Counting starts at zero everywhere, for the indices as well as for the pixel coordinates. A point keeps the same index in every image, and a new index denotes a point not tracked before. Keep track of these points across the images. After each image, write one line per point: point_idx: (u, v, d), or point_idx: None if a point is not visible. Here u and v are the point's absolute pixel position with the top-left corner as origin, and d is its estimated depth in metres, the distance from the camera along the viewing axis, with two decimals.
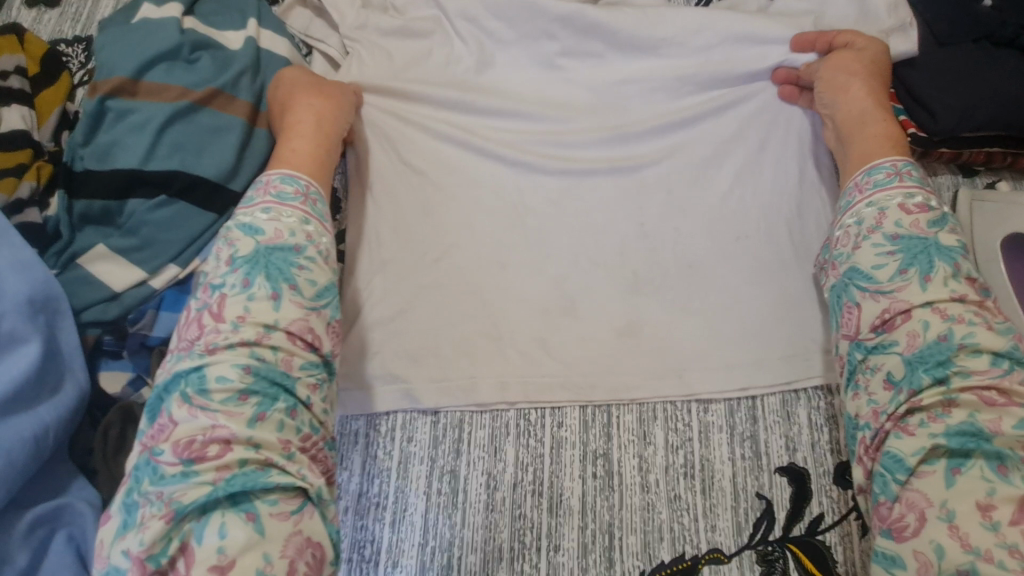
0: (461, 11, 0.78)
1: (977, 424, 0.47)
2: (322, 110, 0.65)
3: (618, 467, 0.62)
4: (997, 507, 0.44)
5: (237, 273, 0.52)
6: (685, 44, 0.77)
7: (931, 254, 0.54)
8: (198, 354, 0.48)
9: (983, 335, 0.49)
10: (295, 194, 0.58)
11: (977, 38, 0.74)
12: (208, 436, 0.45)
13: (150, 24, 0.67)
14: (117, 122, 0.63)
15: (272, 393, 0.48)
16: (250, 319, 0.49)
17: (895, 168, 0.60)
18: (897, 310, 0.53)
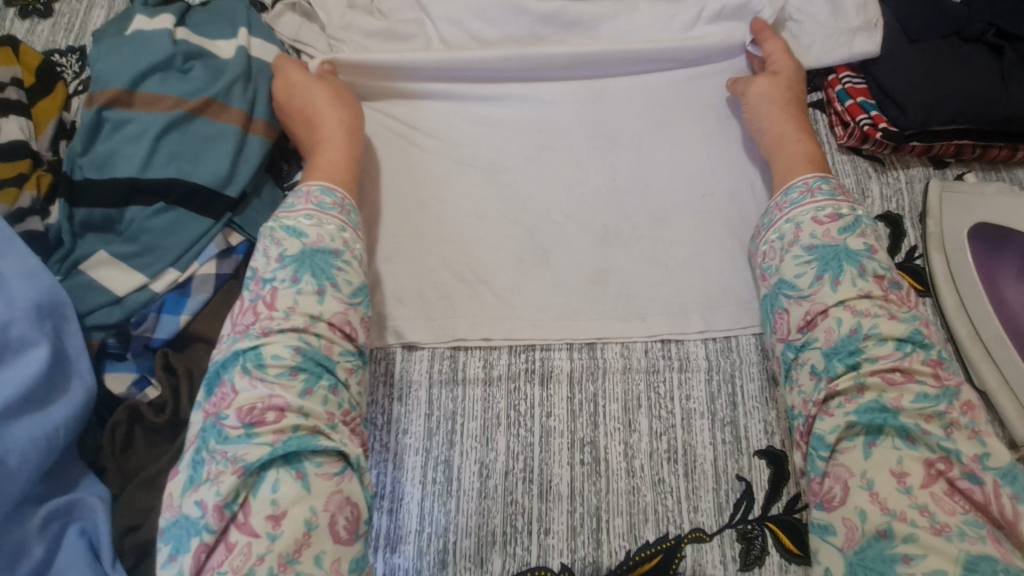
0: (444, 15, 0.80)
1: (881, 401, 0.51)
2: (342, 122, 0.68)
3: (605, 453, 0.65)
4: (909, 473, 0.48)
5: (286, 270, 0.54)
6: (653, 37, 0.80)
7: (841, 259, 0.57)
8: (254, 336, 0.51)
9: (885, 325, 0.53)
10: (333, 204, 0.60)
11: (948, 33, 0.77)
12: (268, 403, 0.48)
13: (144, 35, 0.69)
14: (114, 132, 0.65)
15: (316, 371, 0.51)
16: (298, 310, 0.52)
17: (806, 185, 0.63)
18: (817, 312, 0.56)
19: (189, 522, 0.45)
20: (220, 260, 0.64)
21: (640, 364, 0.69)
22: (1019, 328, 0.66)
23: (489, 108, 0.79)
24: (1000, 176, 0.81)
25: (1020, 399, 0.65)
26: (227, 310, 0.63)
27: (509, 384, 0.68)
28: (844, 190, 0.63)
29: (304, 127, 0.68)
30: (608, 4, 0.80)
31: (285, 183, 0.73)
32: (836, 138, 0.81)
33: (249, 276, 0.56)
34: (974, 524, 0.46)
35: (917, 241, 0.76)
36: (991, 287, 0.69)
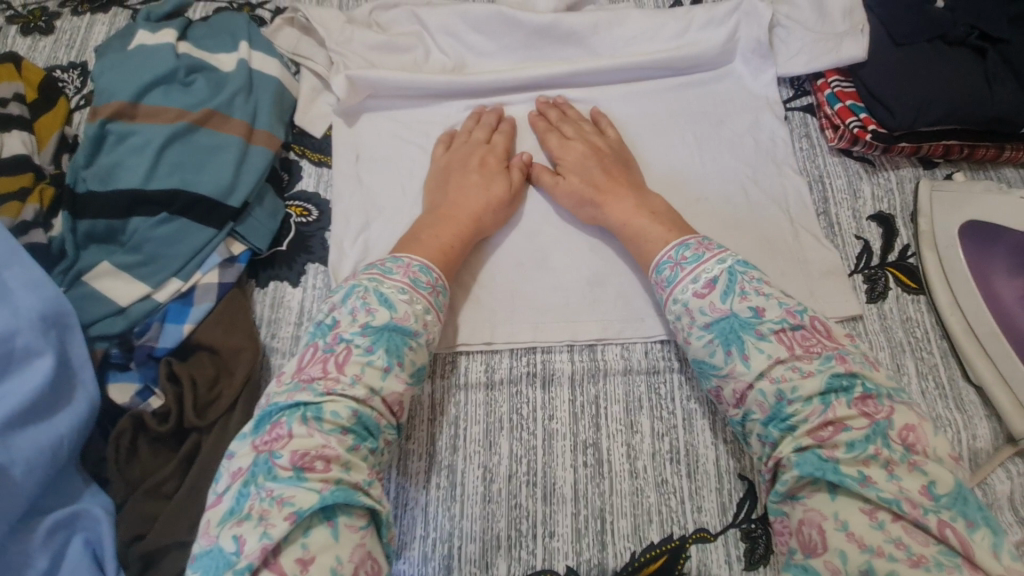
0: (441, 27, 0.82)
1: (819, 453, 0.51)
2: (507, 199, 0.71)
3: (607, 454, 0.65)
4: (879, 510, 0.48)
5: (364, 336, 0.55)
6: (643, 48, 0.83)
7: (738, 330, 0.56)
8: (316, 392, 0.52)
9: (804, 384, 0.53)
10: (427, 283, 0.61)
11: (932, 38, 0.79)
12: (320, 451, 0.49)
13: (146, 49, 0.70)
14: (118, 144, 0.66)
15: (363, 435, 0.52)
16: (364, 380, 0.53)
17: (674, 259, 0.63)
18: (743, 388, 0.56)
19: (222, 554, 0.45)
20: (223, 269, 0.65)
21: (641, 366, 0.70)
22: (1013, 324, 0.68)
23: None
24: (988, 174, 0.82)
25: (1013, 388, 0.67)
26: (230, 318, 0.64)
27: (511, 388, 0.68)
28: (708, 245, 0.63)
29: (460, 186, 0.71)
30: (601, 15, 0.82)
31: (285, 191, 0.74)
32: (827, 140, 0.83)
33: (328, 324, 0.56)
34: (951, 553, 0.46)
35: (910, 241, 0.77)
36: (985, 285, 0.70)
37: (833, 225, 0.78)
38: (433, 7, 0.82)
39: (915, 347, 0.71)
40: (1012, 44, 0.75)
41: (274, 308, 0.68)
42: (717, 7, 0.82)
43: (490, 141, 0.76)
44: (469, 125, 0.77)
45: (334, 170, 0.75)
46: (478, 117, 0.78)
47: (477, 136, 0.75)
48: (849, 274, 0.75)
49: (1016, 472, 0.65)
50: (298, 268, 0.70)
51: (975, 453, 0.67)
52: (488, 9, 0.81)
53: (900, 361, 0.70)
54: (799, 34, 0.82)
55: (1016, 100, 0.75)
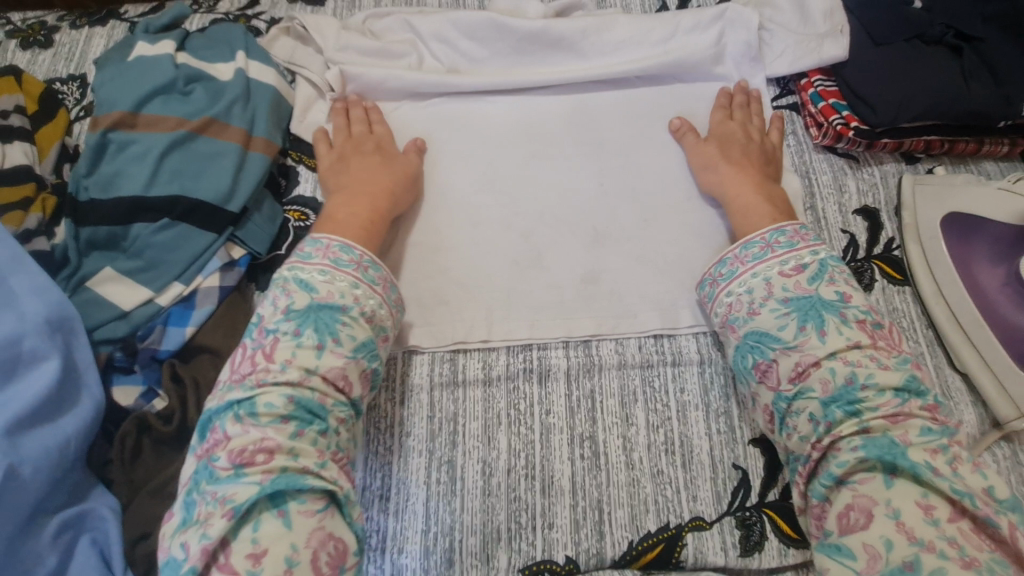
0: (434, 34, 0.84)
1: (890, 437, 0.54)
2: (408, 179, 0.73)
3: (604, 447, 0.67)
4: (935, 506, 0.51)
5: (290, 323, 0.57)
6: (632, 50, 0.85)
7: (818, 309, 0.61)
8: (248, 387, 0.54)
9: (880, 375, 0.56)
10: (350, 261, 0.62)
11: (910, 37, 0.81)
12: (259, 444, 0.51)
13: (145, 60, 0.72)
14: (119, 153, 0.67)
15: (307, 418, 0.53)
16: (296, 363, 0.55)
17: (765, 240, 0.66)
18: (808, 362, 0.59)
19: (174, 563, 0.48)
20: (223, 273, 0.66)
21: (635, 360, 0.71)
22: (993, 311, 0.69)
23: (486, 111, 0.82)
24: (969, 168, 0.84)
25: (999, 375, 0.68)
26: (231, 321, 0.65)
27: (508, 383, 0.69)
28: (800, 235, 0.67)
29: (360, 168, 0.72)
30: (589, 20, 0.84)
31: (283, 197, 0.76)
32: (811, 138, 0.85)
33: (254, 324, 0.59)
34: (1002, 563, 0.49)
35: (894, 233, 0.79)
36: (967, 275, 0.72)
37: (820, 219, 0.80)
38: (425, 15, 0.84)
39: (901, 336, 0.73)
40: (986, 42, 0.78)
41: None
42: (703, 12, 0.85)
43: (372, 131, 0.77)
44: (341, 121, 0.77)
45: None
46: (346, 111, 0.78)
47: (358, 129, 0.76)
48: None
49: (1002, 455, 0.67)
50: None
51: (962, 438, 0.69)
52: (480, 16, 0.83)
53: None
54: (783, 36, 0.85)
55: (992, 96, 0.77)
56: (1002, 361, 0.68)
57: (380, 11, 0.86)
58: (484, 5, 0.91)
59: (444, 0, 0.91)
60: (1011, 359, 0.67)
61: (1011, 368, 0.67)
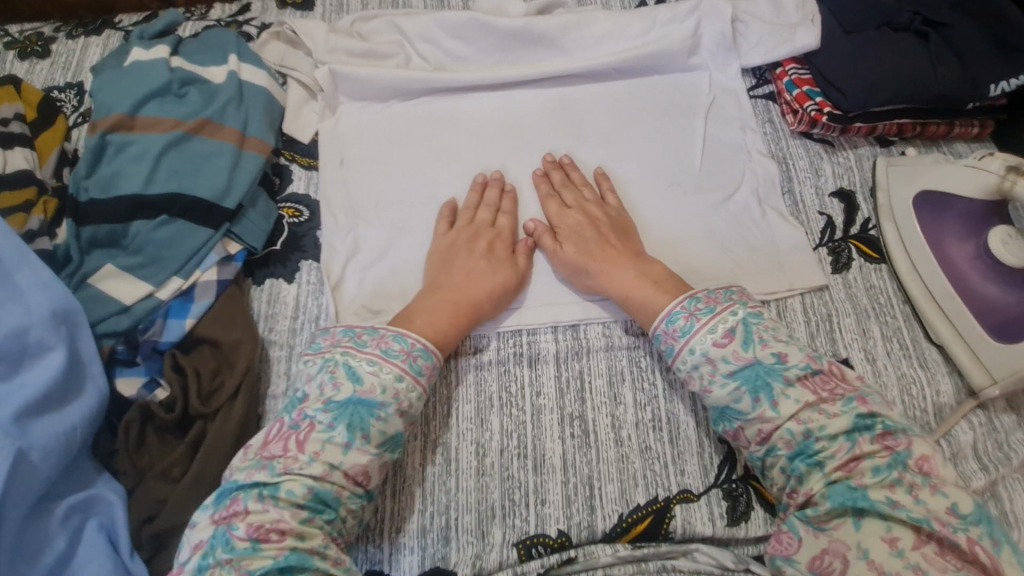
0: (419, 35, 0.87)
1: (848, 482, 0.55)
2: (513, 284, 0.71)
3: (593, 425, 0.69)
4: (899, 538, 0.52)
5: (327, 412, 0.57)
6: (610, 46, 0.88)
7: (763, 377, 0.59)
8: (275, 471, 0.54)
9: (831, 424, 0.57)
10: (400, 350, 0.61)
11: (879, 25, 0.84)
12: (275, 523, 0.52)
13: (141, 65, 0.74)
14: (117, 154, 0.70)
15: (318, 509, 0.54)
16: (322, 458, 0.55)
17: (687, 308, 0.64)
18: (770, 429, 0.58)
19: None
20: (221, 267, 0.69)
21: (622, 342, 0.74)
22: (965, 284, 0.72)
23: (474, 107, 0.85)
24: (942, 150, 0.87)
25: (970, 344, 0.71)
26: (230, 313, 0.67)
27: (500, 367, 0.72)
28: (718, 295, 0.65)
29: (466, 269, 0.70)
30: (568, 17, 0.87)
31: (277, 195, 0.79)
32: (788, 125, 0.88)
33: (294, 400, 0.59)
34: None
35: (870, 214, 0.81)
36: (938, 250, 0.74)
37: (797, 202, 0.83)
38: (411, 16, 0.87)
39: (879, 312, 0.76)
40: (953, 27, 0.82)
41: (271, 304, 0.72)
42: (678, 6, 0.88)
43: (495, 222, 0.76)
44: (473, 201, 0.77)
45: (322, 174, 0.80)
46: (482, 190, 0.78)
47: (482, 216, 0.75)
48: (814, 248, 0.79)
49: (978, 422, 0.70)
50: (292, 266, 0.75)
51: (940, 408, 0.71)
52: (463, 16, 0.86)
53: (865, 325, 0.75)
54: (757, 27, 0.88)
55: (958, 79, 0.80)
56: (974, 331, 0.71)
57: (367, 13, 0.89)
58: (467, 5, 0.94)
59: (429, 2, 0.94)
60: (982, 329, 0.70)
61: (982, 337, 0.70)
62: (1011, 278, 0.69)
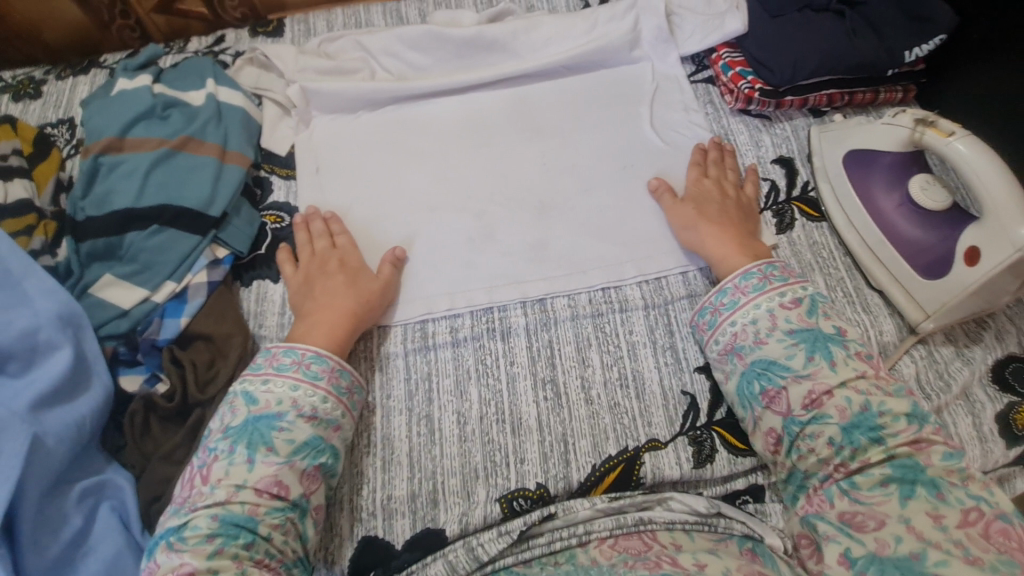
0: (381, 50, 0.94)
1: (912, 458, 0.57)
2: (380, 292, 0.75)
3: (565, 387, 0.74)
4: (945, 516, 0.52)
5: (227, 440, 0.60)
6: (558, 46, 0.95)
7: (823, 342, 0.65)
8: (185, 512, 0.57)
9: (891, 402, 0.60)
10: (292, 363, 0.65)
11: (801, 7, 0.92)
12: (182, 566, 0.53)
13: (127, 93, 0.81)
14: (109, 173, 0.76)
15: (233, 532, 0.55)
16: (225, 482, 0.58)
17: (762, 273, 0.71)
18: (821, 391, 0.61)
19: None
20: (210, 270, 0.75)
21: (586, 311, 0.79)
22: (895, 230, 0.78)
23: (434, 111, 0.92)
24: (870, 116, 0.94)
25: (903, 283, 0.77)
26: (220, 310, 0.73)
27: (474, 343, 0.77)
28: (790, 271, 0.72)
29: (326, 288, 0.73)
30: (518, 23, 0.95)
31: (260, 205, 0.85)
32: (726, 104, 0.95)
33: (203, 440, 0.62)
34: (1009, 564, 0.49)
35: (809, 178, 0.88)
36: (868, 202, 0.80)
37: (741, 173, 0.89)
38: (373, 34, 0.95)
39: (822, 266, 0.82)
40: (868, 5, 0.89)
41: (259, 302, 0.78)
42: (617, 5, 0.96)
43: (337, 242, 0.78)
44: (302, 237, 0.78)
45: (299, 182, 0.86)
46: (308, 226, 0.80)
47: (322, 242, 0.78)
48: (760, 211, 0.86)
49: (919, 356, 0.76)
50: (277, 267, 0.81)
51: (884, 346, 0.77)
52: (421, 29, 0.93)
53: (810, 278, 0.81)
54: (690, 18, 0.97)
55: (875, 51, 0.88)
56: (906, 272, 0.76)
57: (333, 35, 0.96)
58: (425, 20, 1.02)
59: (389, 20, 1.02)
60: (914, 270, 0.76)
61: (914, 277, 0.76)
62: (930, 219, 0.75)
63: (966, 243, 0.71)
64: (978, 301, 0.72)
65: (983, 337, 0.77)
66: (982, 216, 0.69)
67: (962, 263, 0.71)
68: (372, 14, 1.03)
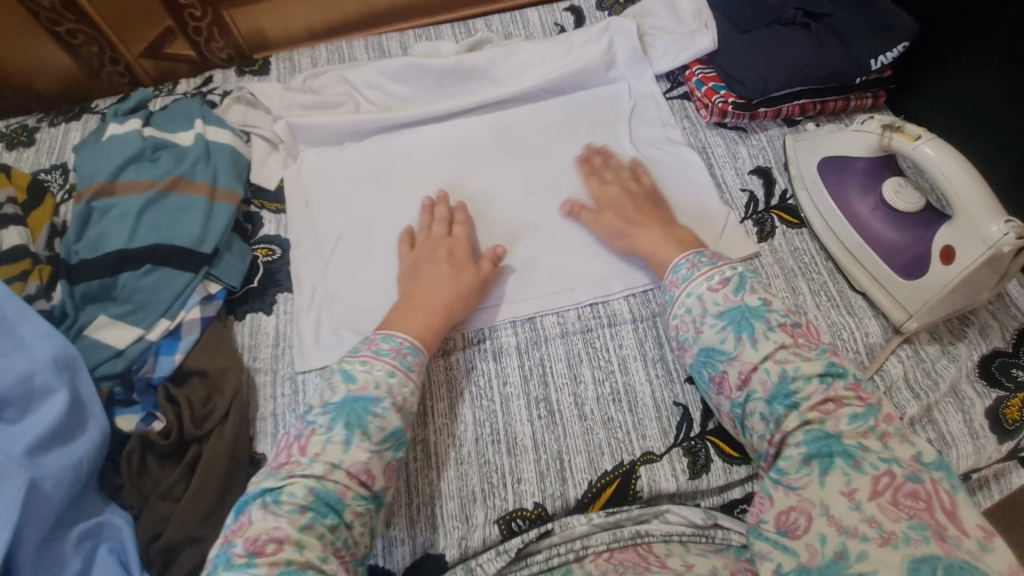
0: (365, 83, 0.97)
1: (825, 428, 0.54)
2: (477, 287, 0.77)
3: (557, 405, 0.75)
4: (858, 490, 0.50)
5: (326, 416, 0.60)
6: (536, 70, 0.98)
7: (749, 319, 0.62)
8: (280, 477, 0.56)
9: (805, 365, 0.58)
10: (390, 349, 0.66)
11: (770, 22, 0.96)
12: (271, 534, 0.51)
13: (117, 137, 0.83)
14: (102, 217, 0.78)
15: (323, 510, 0.54)
16: (323, 457, 0.57)
17: (690, 262, 0.69)
18: (749, 369, 0.60)
19: None
20: (203, 306, 0.76)
21: (576, 328, 0.81)
22: (871, 233, 0.79)
23: (418, 139, 0.95)
24: (843, 122, 0.96)
25: (884, 284, 0.78)
26: (215, 345, 0.74)
27: (468, 365, 0.78)
28: (719, 256, 0.70)
29: (429, 275, 0.75)
30: (495, 51, 0.98)
31: (251, 239, 0.87)
32: (702, 118, 0.98)
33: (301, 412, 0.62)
34: (919, 527, 0.47)
35: (787, 186, 0.90)
36: (845, 207, 0.82)
37: (720, 184, 0.91)
38: (356, 68, 0.98)
39: (805, 271, 0.83)
40: (835, 16, 0.93)
41: (253, 335, 0.80)
42: (591, 29, 0.99)
43: (451, 233, 0.81)
44: (425, 220, 0.83)
45: (289, 215, 0.88)
46: (432, 209, 0.84)
47: (437, 231, 0.81)
48: (741, 221, 0.87)
49: (905, 356, 0.77)
50: (270, 299, 0.82)
51: (871, 347, 0.77)
52: (402, 61, 0.96)
53: (794, 284, 0.82)
54: (662, 38, 1.00)
55: (844, 60, 0.91)
56: (885, 273, 0.78)
57: (317, 71, 0.99)
58: (406, 52, 1.05)
59: (372, 54, 1.05)
60: (892, 270, 0.77)
61: (894, 278, 0.77)
62: (905, 220, 0.77)
63: (941, 244, 0.73)
64: (959, 298, 0.73)
65: (967, 334, 0.78)
66: (955, 216, 0.71)
67: (939, 263, 0.73)
68: (355, 48, 1.06)
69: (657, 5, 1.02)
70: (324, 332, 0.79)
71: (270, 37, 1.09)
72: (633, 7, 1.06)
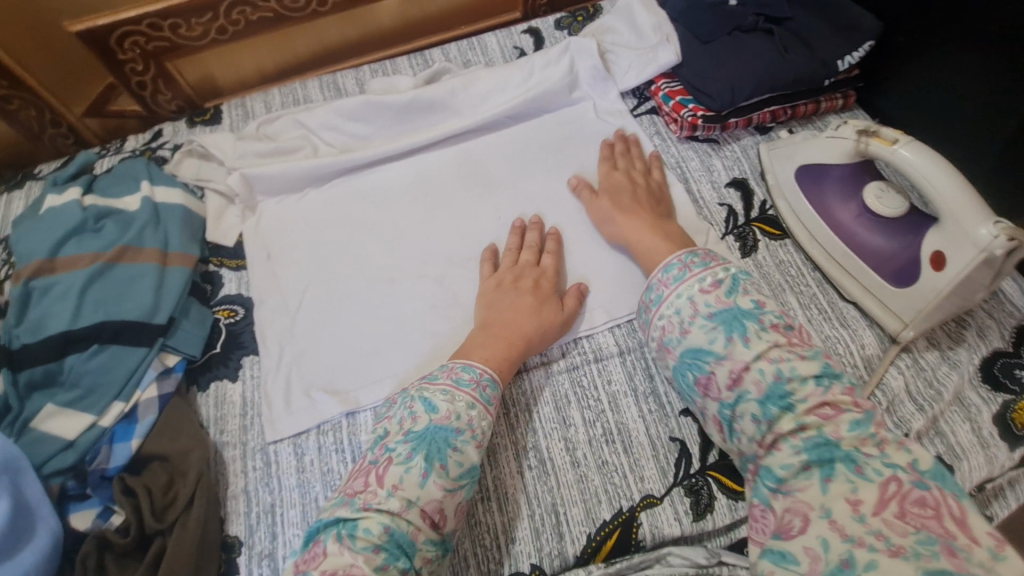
0: (321, 125, 0.93)
1: (824, 435, 0.51)
2: (559, 322, 0.74)
3: (548, 453, 0.71)
4: (864, 501, 0.46)
5: (406, 445, 0.58)
6: (499, 96, 0.95)
7: (741, 319, 0.60)
8: (355, 509, 0.54)
9: (800, 364, 0.56)
10: (470, 380, 0.64)
11: (731, 31, 0.93)
12: (348, 569, 0.49)
13: (56, 209, 0.79)
14: (42, 297, 0.73)
15: (396, 551, 0.51)
16: (400, 492, 0.54)
17: (682, 262, 0.68)
18: (740, 368, 0.58)
19: None
20: (159, 382, 0.71)
21: (561, 367, 0.76)
22: (855, 238, 0.77)
23: (383, 177, 0.91)
24: (815, 125, 0.94)
25: (875, 293, 0.75)
26: (175, 425, 0.70)
27: None
28: (713, 256, 0.68)
29: (513, 304, 0.73)
30: (455, 81, 0.94)
31: (210, 301, 0.82)
32: (673, 132, 0.95)
33: (378, 439, 0.61)
34: (929, 541, 0.43)
35: (765, 196, 0.88)
36: (827, 215, 0.79)
37: (698, 200, 0.88)
38: (310, 111, 0.94)
39: (793, 285, 0.80)
40: (795, 20, 0.91)
41: (218, 406, 0.74)
42: (551, 50, 0.96)
43: (538, 262, 0.79)
44: (515, 243, 0.81)
45: (251, 271, 0.84)
46: (522, 233, 0.82)
47: (525, 257, 0.79)
48: (722, 237, 0.84)
49: (905, 366, 0.73)
50: (235, 364, 0.77)
51: (869, 360, 0.74)
52: (359, 99, 0.92)
53: (783, 299, 0.79)
54: (624, 54, 0.98)
55: (810, 62, 0.88)
56: (876, 281, 0.75)
57: (270, 116, 0.95)
58: (363, 88, 1.01)
59: (327, 93, 1.02)
60: (883, 277, 0.74)
61: (885, 287, 0.74)
62: (893, 225, 0.74)
63: (929, 249, 0.70)
64: (955, 302, 0.69)
65: (966, 336, 0.75)
66: (942, 218, 0.68)
67: (929, 268, 0.70)
68: (309, 89, 1.02)
69: (616, 21, 1.01)
70: (294, 396, 0.74)
71: (219, 83, 1.07)
72: (593, 24, 1.04)
